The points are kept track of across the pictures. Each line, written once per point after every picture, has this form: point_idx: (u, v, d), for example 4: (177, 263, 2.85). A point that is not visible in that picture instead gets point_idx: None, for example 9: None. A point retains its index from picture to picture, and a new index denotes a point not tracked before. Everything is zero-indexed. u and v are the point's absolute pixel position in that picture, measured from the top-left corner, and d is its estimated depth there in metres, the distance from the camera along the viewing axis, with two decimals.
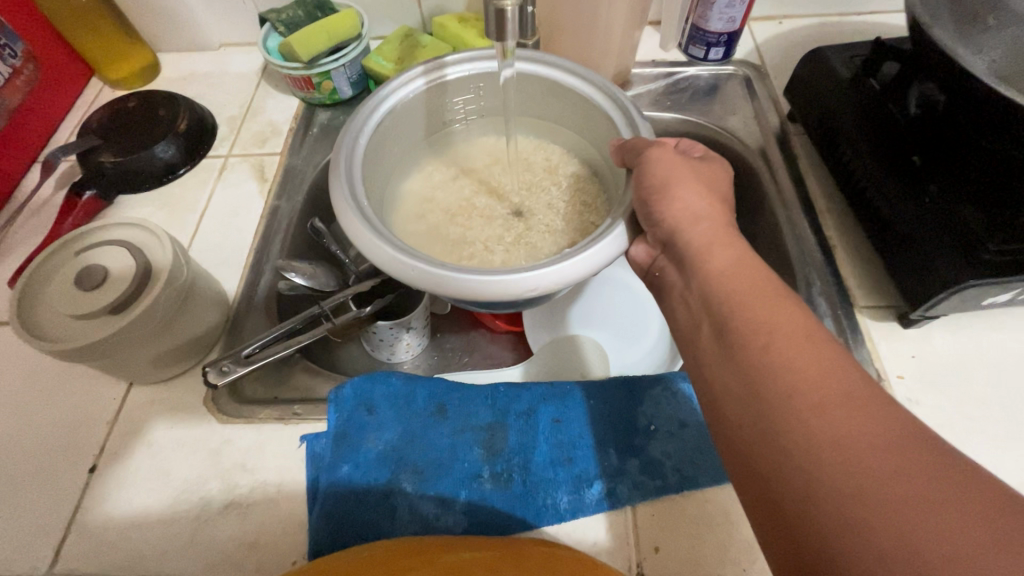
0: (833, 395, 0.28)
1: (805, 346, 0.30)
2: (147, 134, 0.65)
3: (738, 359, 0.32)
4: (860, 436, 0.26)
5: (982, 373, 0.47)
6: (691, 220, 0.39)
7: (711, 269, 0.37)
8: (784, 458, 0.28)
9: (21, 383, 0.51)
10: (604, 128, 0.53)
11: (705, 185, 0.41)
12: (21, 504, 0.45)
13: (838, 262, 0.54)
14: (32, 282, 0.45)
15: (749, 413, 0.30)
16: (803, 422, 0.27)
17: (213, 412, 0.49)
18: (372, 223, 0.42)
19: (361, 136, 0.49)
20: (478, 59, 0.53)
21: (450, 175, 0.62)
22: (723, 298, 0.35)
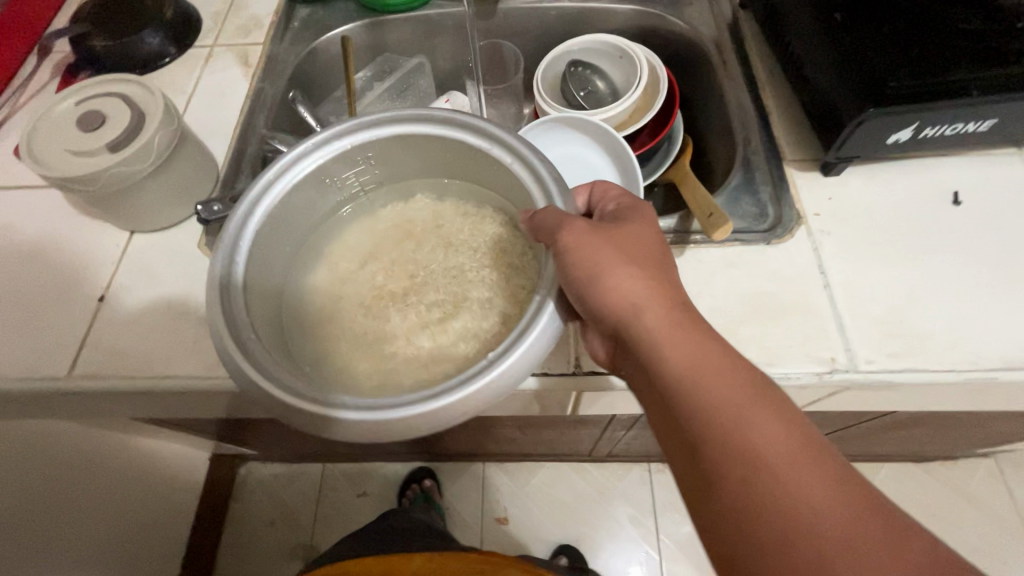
0: (771, 454, 0.31)
1: (754, 408, 0.33)
2: (135, 21, 0.69)
3: (689, 433, 0.34)
4: (799, 489, 0.30)
5: (888, 209, 0.53)
6: (638, 319, 0.37)
7: (670, 360, 0.35)
8: (755, 533, 0.30)
9: (33, 234, 0.57)
10: (517, 189, 0.44)
11: (643, 262, 0.39)
12: (41, 325, 0.52)
13: (773, 126, 0.59)
14: (41, 123, 0.50)
15: (711, 490, 0.32)
16: (752, 482, 0.31)
17: (207, 252, 0.55)
18: (257, 350, 0.36)
19: (239, 251, 0.40)
20: (359, 128, 0.44)
21: (364, 253, 0.48)
22: (669, 370, 0.35)
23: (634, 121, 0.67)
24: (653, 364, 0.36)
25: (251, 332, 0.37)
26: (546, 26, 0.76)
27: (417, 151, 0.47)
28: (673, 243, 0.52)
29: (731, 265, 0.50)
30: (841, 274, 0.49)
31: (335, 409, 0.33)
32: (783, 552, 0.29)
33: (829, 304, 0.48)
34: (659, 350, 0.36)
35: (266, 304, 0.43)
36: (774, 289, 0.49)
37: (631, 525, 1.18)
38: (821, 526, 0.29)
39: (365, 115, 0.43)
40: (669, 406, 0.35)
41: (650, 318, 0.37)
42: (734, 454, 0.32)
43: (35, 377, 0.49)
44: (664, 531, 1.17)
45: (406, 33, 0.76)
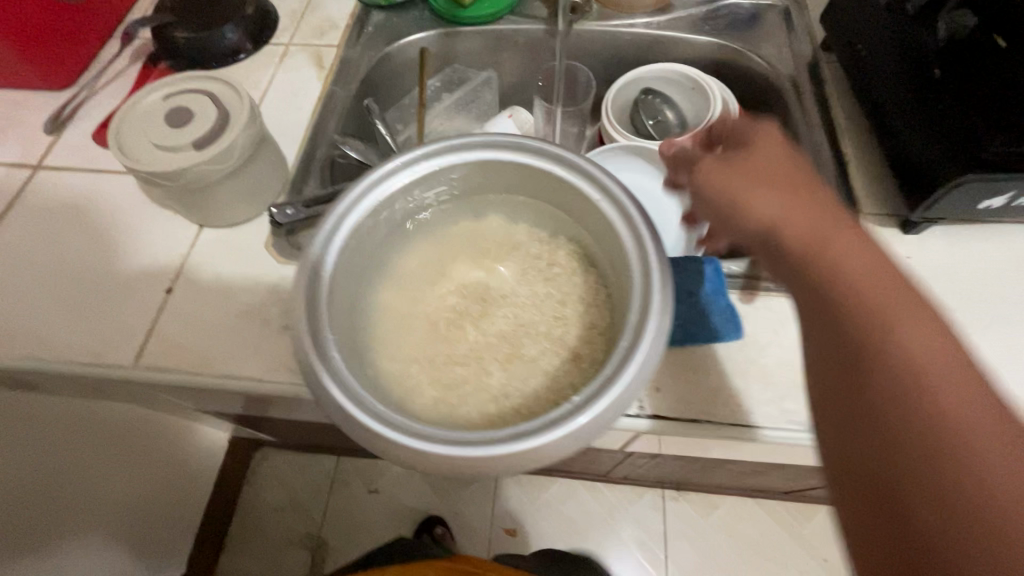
0: (957, 398, 0.27)
1: (936, 355, 0.28)
2: (217, 15, 0.70)
3: (836, 357, 0.31)
4: (981, 446, 0.25)
5: (969, 274, 0.51)
6: (779, 211, 0.36)
7: (831, 258, 0.33)
8: (899, 465, 0.27)
9: (105, 218, 0.58)
10: (599, 225, 0.44)
11: (788, 184, 0.37)
12: (108, 310, 0.52)
13: (851, 176, 0.58)
14: (128, 113, 0.51)
15: (866, 432, 0.29)
16: (921, 411, 0.27)
17: (271, 252, 0.55)
18: (342, 374, 0.36)
19: (325, 266, 0.40)
20: (446, 150, 0.44)
21: (436, 274, 0.48)
22: (821, 291, 0.33)
23: None
24: (798, 248, 0.34)
25: (334, 349, 0.37)
26: (619, 51, 0.75)
27: (501, 177, 0.46)
28: (744, 291, 0.51)
29: None
30: None
31: (423, 439, 0.33)
32: (933, 487, 0.25)
33: None
34: (819, 259, 0.33)
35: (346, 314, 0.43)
36: None
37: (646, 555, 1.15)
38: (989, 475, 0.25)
39: (455, 136, 0.44)
40: (818, 327, 0.33)
41: (802, 228, 0.35)
42: (884, 384, 0.29)
43: (100, 364, 0.49)
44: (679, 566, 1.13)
45: (477, 46, 0.76)
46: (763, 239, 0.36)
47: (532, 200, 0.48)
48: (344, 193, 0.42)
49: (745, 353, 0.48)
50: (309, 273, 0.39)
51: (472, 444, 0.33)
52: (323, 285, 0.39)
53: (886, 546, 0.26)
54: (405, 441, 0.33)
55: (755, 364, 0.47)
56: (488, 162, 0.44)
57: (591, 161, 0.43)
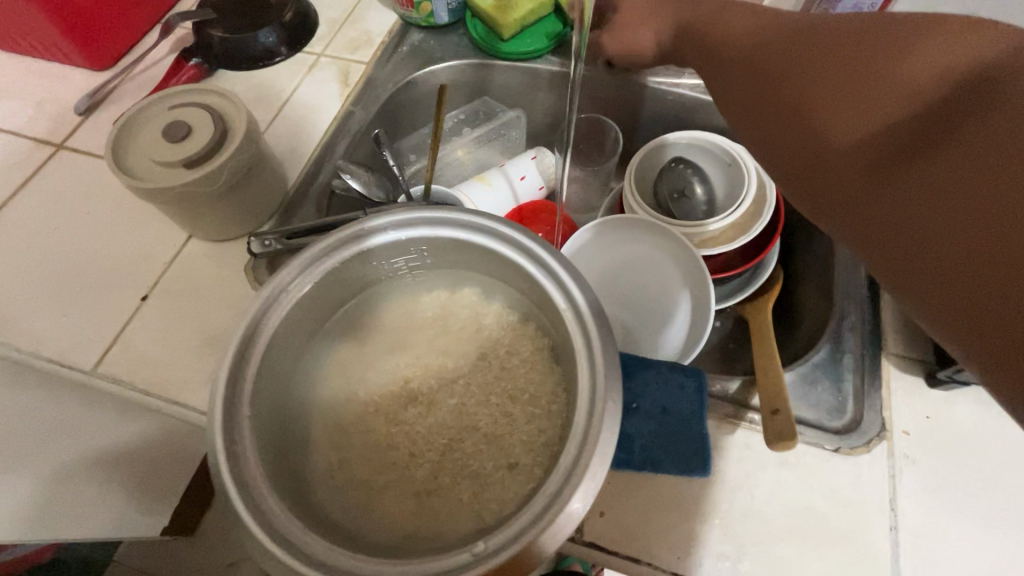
0: (829, 77, 0.37)
1: (812, 70, 0.39)
2: (256, 18, 0.70)
3: (848, 106, 0.36)
4: (848, 107, 0.35)
5: (996, 451, 0.44)
6: (787, 71, 0.40)
7: (809, 87, 0.38)
8: (880, 173, 0.32)
9: (104, 211, 0.59)
10: (563, 334, 0.39)
11: (788, 37, 0.43)
12: (85, 308, 0.53)
13: (882, 304, 0.51)
14: (131, 121, 0.51)
15: (842, 109, 0.36)
16: (817, 129, 0.37)
17: (249, 277, 0.54)
18: (247, 462, 0.33)
19: (266, 329, 0.38)
20: (422, 220, 0.41)
21: (391, 343, 0.45)
22: (789, 99, 0.39)
23: (726, 240, 0.59)
24: (799, 74, 0.39)
25: (248, 433, 0.34)
26: (658, 108, 0.70)
27: (475, 257, 0.43)
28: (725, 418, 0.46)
29: (785, 466, 0.44)
30: (913, 518, 0.42)
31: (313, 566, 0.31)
32: (915, 183, 0.30)
33: (890, 554, 0.41)
34: (803, 113, 0.38)
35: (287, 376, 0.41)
36: (829, 513, 0.42)
37: None
38: (959, 176, 0.28)
39: (435, 208, 0.40)
40: (777, 138, 0.40)
41: (809, 70, 0.39)
42: (826, 107, 0.37)
43: (65, 363, 0.50)
44: None
45: (511, 81, 0.72)
46: (769, 89, 0.42)
47: (506, 285, 0.44)
48: (303, 249, 0.40)
49: (710, 494, 0.43)
50: (244, 336, 0.37)
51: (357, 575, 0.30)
52: (256, 353, 0.37)
53: (959, 276, 0.26)
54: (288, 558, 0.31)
55: (715, 507, 0.43)
56: (462, 241, 0.41)
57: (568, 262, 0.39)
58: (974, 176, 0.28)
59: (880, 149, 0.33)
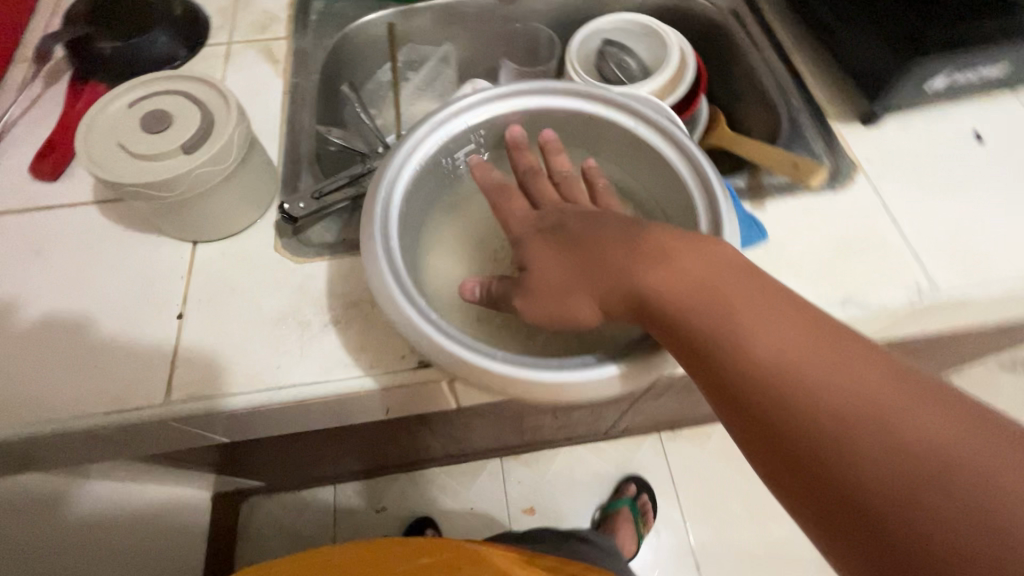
0: (733, 319, 0.32)
1: (769, 351, 0.30)
2: (141, 20, 0.63)
3: (793, 350, 0.30)
4: (812, 397, 0.28)
5: (926, 151, 0.58)
6: (650, 273, 0.35)
7: (746, 318, 0.31)
8: (877, 468, 0.26)
9: (75, 256, 0.51)
10: (638, 158, 0.45)
11: (673, 298, 0.34)
12: (117, 351, 0.47)
13: (811, 87, 0.64)
14: (94, 128, 0.45)
15: (797, 346, 0.30)
16: (761, 367, 0.30)
17: (286, 255, 0.51)
18: (451, 331, 0.36)
19: (389, 230, 0.38)
20: (483, 100, 0.43)
21: (480, 235, 0.49)
22: (731, 376, 0.31)
23: (675, 88, 0.68)
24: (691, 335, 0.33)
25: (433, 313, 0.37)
26: (567, 9, 0.77)
27: (529, 127, 0.47)
28: (754, 200, 0.55)
29: (810, 214, 0.54)
30: (905, 212, 0.55)
31: (560, 370, 0.35)
32: (901, 517, 0.24)
33: (902, 239, 0.53)
34: (712, 335, 0.32)
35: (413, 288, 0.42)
36: (852, 232, 0.53)
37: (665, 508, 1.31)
38: (923, 400, 0.27)
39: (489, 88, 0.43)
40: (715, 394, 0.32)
41: (681, 285, 0.34)
42: (829, 393, 0.28)
43: (129, 407, 0.44)
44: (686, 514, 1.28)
45: (428, 23, 0.74)
46: (688, 343, 0.33)
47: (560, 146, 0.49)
48: (387, 156, 0.40)
49: (775, 254, 0.52)
50: (379, 240, 0.37)
51: (555, 368, 0.35)
52: (396, 254, 0.38)
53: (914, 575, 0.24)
54: (504, 369, 0.34)
55: (783, 260, 0.52)
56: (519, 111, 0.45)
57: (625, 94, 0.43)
58: (903, 512, 0.24)
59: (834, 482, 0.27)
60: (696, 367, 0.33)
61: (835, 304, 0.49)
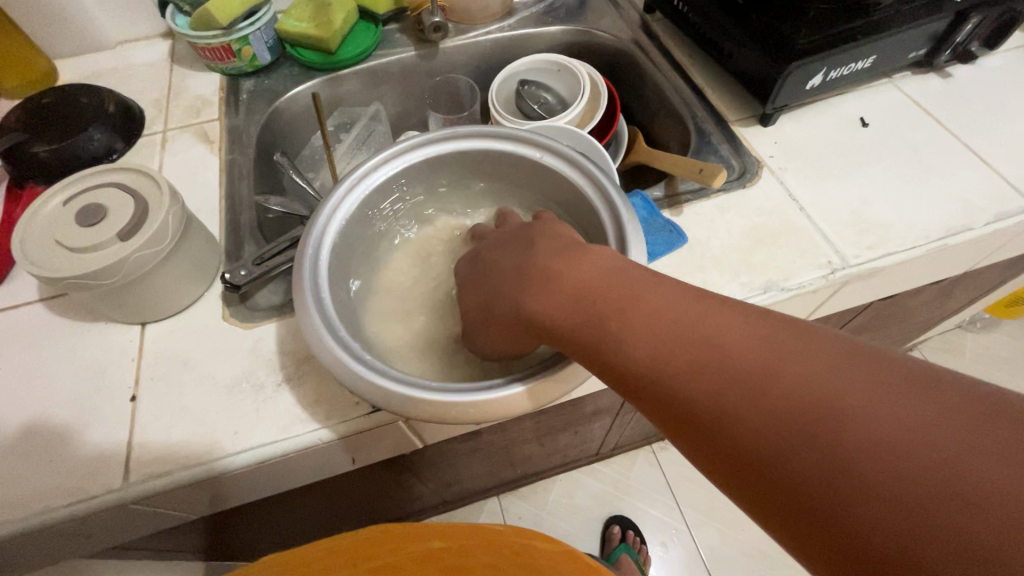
0: (670, 331, 0.32)
1: (704, 356, 0.30)
2: (75, 121, 0.65)
3: (677, 334, 0.32)
4: (747, 403, 0.28)
5: (819, 141, 0.64)
6: (544, 296, 0.37)
7: (632, 318, 0.34)
8: (788, 430, 0.27)
9: (24, 354, 0.52)
10: (551, 186, 0.48)
11: (615, 319, 0.34)
12: (73, 440, 0.47)
13: (710, 98, 0.70)
14: (31, 231, 0.47)
15: (684, 322, 0.32)
16: (697, 378, 0.30)
17: (235, 322, 0.53)
18: (389, 370, 0.37)
19: (320, 285, 0.40)
20: (397, 155, 0.46)
21: (416, 277, 0.51)
22: (674, 392, 0.31)
23: (590, 116, 0.74)
24: (637, 352, 0.33)
25: (369, 355, 0.38)
26: (484, 57, 0.82)
27: (444, 173, 0.50)
28: (672, 207, 0.59)
29: (723, 212, 0.58)
30: (809, 197, 0.59)
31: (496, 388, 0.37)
32: (860, 515, 0.24)
33: (809, 222, 0.57)
34: (608, 339, 0.34)
35: (357, 333, 0.44)
36: (764, 222, 0.57)
37: (668, 516, 1.32)
38: (816, 353, 0.28)
39: (399, 141, 0.46)
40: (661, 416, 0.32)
41: (574, 303, 0.36)
42: (761, 397, 0.28)
43: (85, 497, 0.44)
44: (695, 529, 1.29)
45: (355, 86, 0.79)
46: (593, 351, 0.35)
47: (477, 187, 0.52)
48: (311, 218, 0.42)
49: (696, 253, 0.55)
50: (311, 294, 0.39)
51: (486, 389, 0.36)
52: (329, 305, 0.39)
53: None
54: (438, 397, 0.35)
55: (705, 256, 0.55)
56: (432, 160, 0.48)
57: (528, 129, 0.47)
58: (866, 512, 0.24)
59: (795, 490, 0.26)
60: (606, 371, 0.35)
61: (758, 291, 0.53)
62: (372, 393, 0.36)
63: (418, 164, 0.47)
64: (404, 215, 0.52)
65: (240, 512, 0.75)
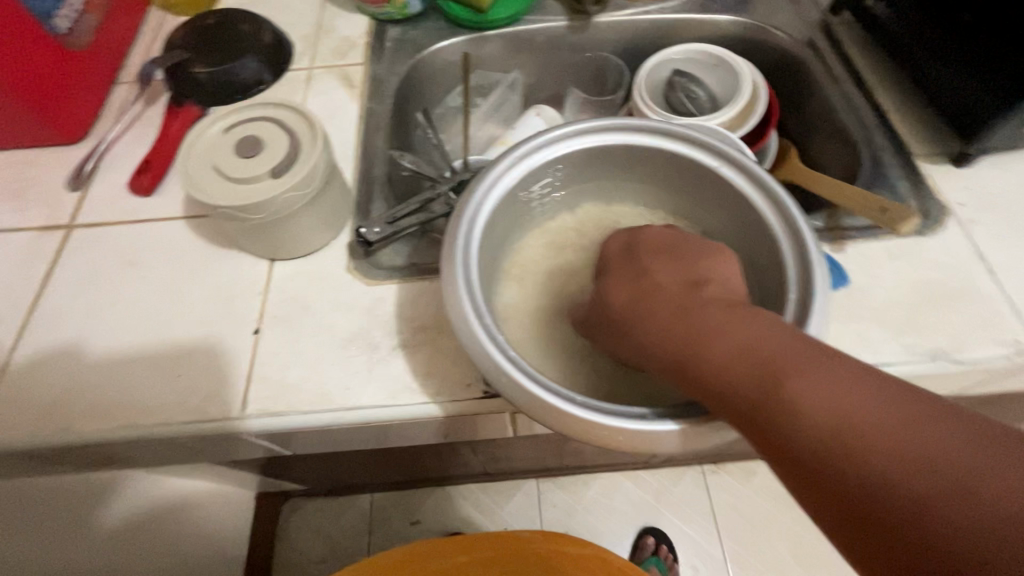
0: (854, 410, 0.28)
1: (894, 449, 0.26)
2: (233, 47, 0.66)
3: (858, 416, 0.28)
4: (952, 516, 0.24)
5: None
6: (702, 343, 0.33)
7: (802, 384, 0.29)
8: (1010, 559, 0.23)
9: (165, 268, 0.54)
10: (719, 198, 0.44)
11: (781, 380, 0.30)
12: (199, 362, 0.49)
13: (894, 123, 0.61)
14: (193, 154, 0.48)
15: (869, 401, 0.28)
16: (886, 476, 0.26)
17: (359, 276, 0.53)
18: (535, 373, 0.35)
19: (471, 265, 0.38)
20: (559, 139, 0.43)
21: (549, 267, 0.49)
22: (851, 482, 0.27)
23: (747, 119, 0.67)
24: (806, 426, 0.28)
25: (511, 349, 0.36)
26: (636, 38, 0.76)
27: (602, 165, 0.46)
28: (833, 242, 0.53)
29: (893, 257, 0.51)
30: (1002, 261, 0.51)
31: (642, 417, 0.34)
32: None
33: (998, 290, 0.49)
34: (776, 405, 0.29)
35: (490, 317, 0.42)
36: (942, 279, 0.50)
37: (710, 545, 1.27)
38: None
39: (566, 124, 0.43)
40: (822, 506, 0.28)
41: (735, 354, 0.32)
42: (968, 513, 0.24)
43: (206, 418, 0.46)
44: (734, 563, 1.24)
45: (497, 49, 0.75)
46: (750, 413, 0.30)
47: (629, 185, 0.48)
48: (468, 193, 0.40)
49: (855, 299, 0.49)
50: (462, 273, 0.37)
51: (634, 418, 0.34)
52: (477, 289, 0.37)
53: None
54: (583, 415, 0.33)
55: (865, 305, 0.49)
56: (596, 150, 0.44)
57: (708, 134, 0.43)
58: None
59: None
60: (765, 440, 0.30)
61: (924, 358, 0.46)
62: (514, 392, 0.34)
63: (580, 151, 0.44)
64: (548, 201, 0.49)
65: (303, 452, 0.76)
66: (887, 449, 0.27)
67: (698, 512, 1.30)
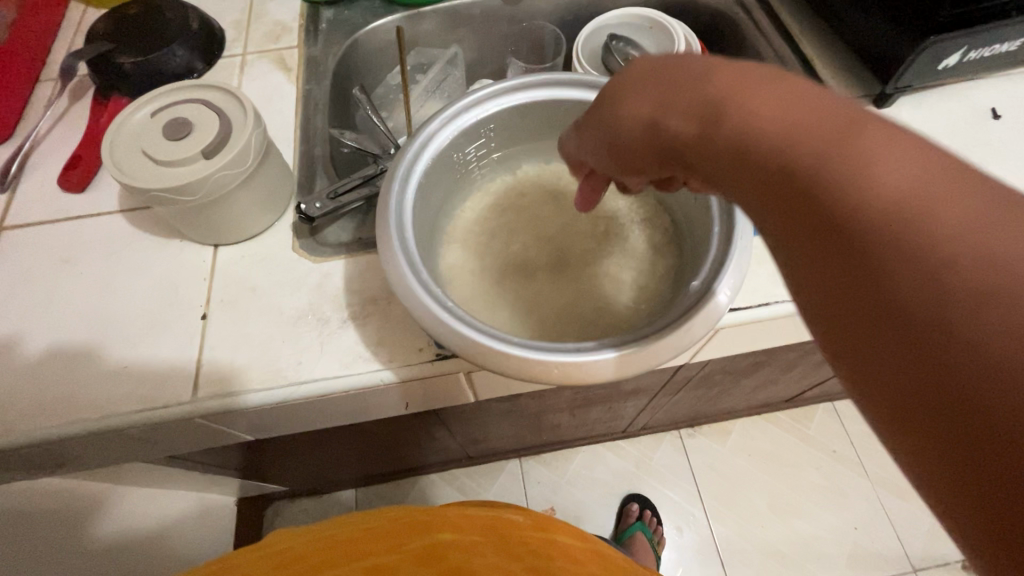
0: (921, 181, 0.21)
1: (961, 223, 0.20)
2: (159, 35, 0.64)
3: (927, 186, 0.21)
4: (996, 302, 0.18)
5: (941, 129, 0.58)
6: (743, 105, 0.26)
7: (863, 148, 0.23)
8: None
9: (104, 262, 0.53)
10: None
11: (834, 146, 0.23)
12: (146, 351, 0.48)
13: (819, 71, 0.64)
14: (118, 139, 0.47)
15: (951, 179, 0.21)
16: (937, 244, 0.20)
17: (304, 254, 0.52)
18: (471, 319, 0.36)
19: (405, 224, 0.39)
20: (489, 98, 0.44)
21: (491, 228, 0.49)
22: (888, 250, 0.21)
23: None
24: (852, 189, 0.22)
25: (449, 300, 0.37)
26: (572, 6, 0.77)
27: (536, 123, 0.47)
28: None
29: None
30: None
31: (579, 351, 0.35)
32: None
33: None
34: (817, 169, 0.23)
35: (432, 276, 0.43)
36: None
37: (691, 504, 1.29)
38: None
39: (494, 84, 0.44)
40: (836, 278, 0.23)
41: (794, 113, 0.25)
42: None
43: (156, 406, 0.46)
44: (716, 520, 1.27)
45: (435, 26, 0.76)
46: (783, 176, 0.25)
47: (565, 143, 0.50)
48: (399, 154, 0.41)
49: None
50: (395, 231, 0.38)
51: (571, 352, 0.35)
52: (412, 246, 0.38)
53: None
54: (521, 353, 0.34)
55: None
56: (527, 107, 0.45)
57: None
58: None
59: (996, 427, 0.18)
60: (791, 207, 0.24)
61: None
62: (452, 338, 0.35)
63: (510, 110, 0.45)
64: (485, 164, 0.49)
65: (270, 446, 0.75)
66: (953, 227, 0.20)
67: (678, 473, 1.33)
